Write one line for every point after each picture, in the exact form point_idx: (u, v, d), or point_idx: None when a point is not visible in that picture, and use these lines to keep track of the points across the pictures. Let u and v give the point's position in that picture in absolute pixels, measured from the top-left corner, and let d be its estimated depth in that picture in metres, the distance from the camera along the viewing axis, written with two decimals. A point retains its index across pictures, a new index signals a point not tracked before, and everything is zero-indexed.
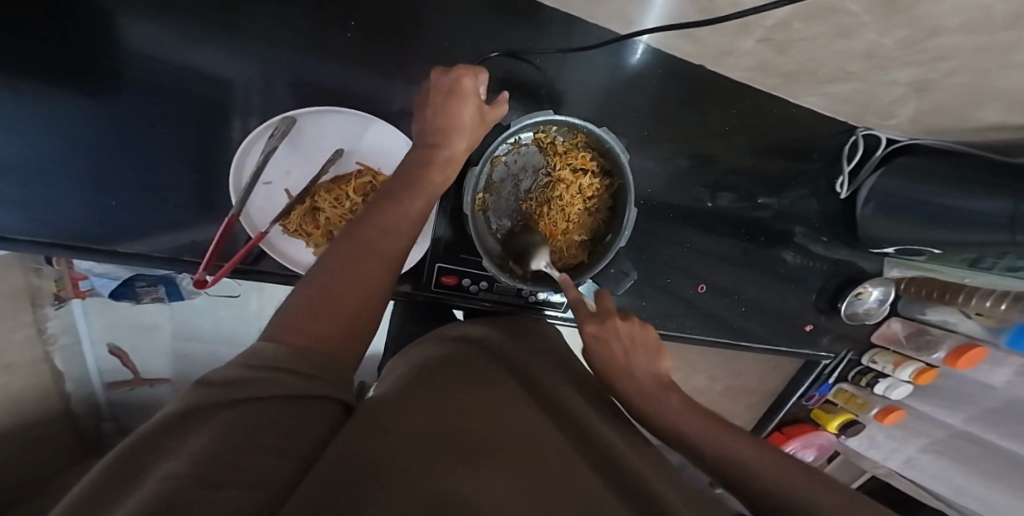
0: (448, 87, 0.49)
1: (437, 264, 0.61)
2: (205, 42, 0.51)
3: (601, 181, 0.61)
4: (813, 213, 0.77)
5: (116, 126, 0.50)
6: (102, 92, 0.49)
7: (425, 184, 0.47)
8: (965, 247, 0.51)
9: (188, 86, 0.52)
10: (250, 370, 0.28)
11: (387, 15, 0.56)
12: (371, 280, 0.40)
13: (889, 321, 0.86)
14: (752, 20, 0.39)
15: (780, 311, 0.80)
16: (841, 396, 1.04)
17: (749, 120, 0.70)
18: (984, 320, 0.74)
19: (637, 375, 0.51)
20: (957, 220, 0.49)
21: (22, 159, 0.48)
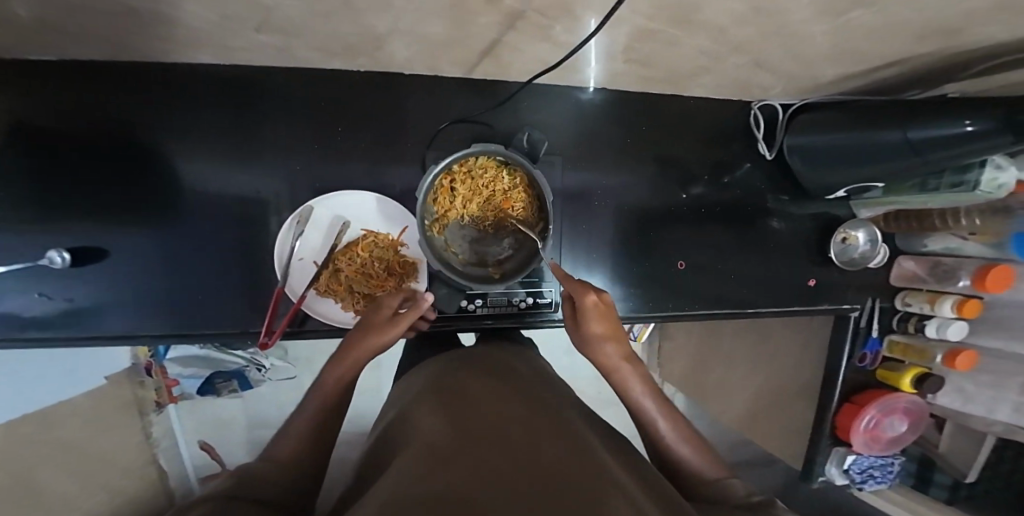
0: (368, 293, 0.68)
1: (437, 292, 0.73)
2: (230, 167, 0.66)
3: (463, 166, 0.64)
4: (782, 179, 0.80)
5: (178, 243, 0.65)
6: (166, 220, 0.64)
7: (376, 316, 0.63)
8: (892, 178, 0.54)
9: (229, 205, 0.67)
10: (261, 488, 0.37)
11: (368, 116, 0.69)
12: (332, 387, 0.55)
13: (900, 261, 0.88)
14: (607, 51, 0.49)
15: (777, 276, 0.82)
16: (897, 349, 0.90)
17: (693, 116, 0.77)
18: (982, 238, 0.72)
19: (607, 343, 0.58)
20: (867, 156, 0.52)
21: (118, 278, 0.63)
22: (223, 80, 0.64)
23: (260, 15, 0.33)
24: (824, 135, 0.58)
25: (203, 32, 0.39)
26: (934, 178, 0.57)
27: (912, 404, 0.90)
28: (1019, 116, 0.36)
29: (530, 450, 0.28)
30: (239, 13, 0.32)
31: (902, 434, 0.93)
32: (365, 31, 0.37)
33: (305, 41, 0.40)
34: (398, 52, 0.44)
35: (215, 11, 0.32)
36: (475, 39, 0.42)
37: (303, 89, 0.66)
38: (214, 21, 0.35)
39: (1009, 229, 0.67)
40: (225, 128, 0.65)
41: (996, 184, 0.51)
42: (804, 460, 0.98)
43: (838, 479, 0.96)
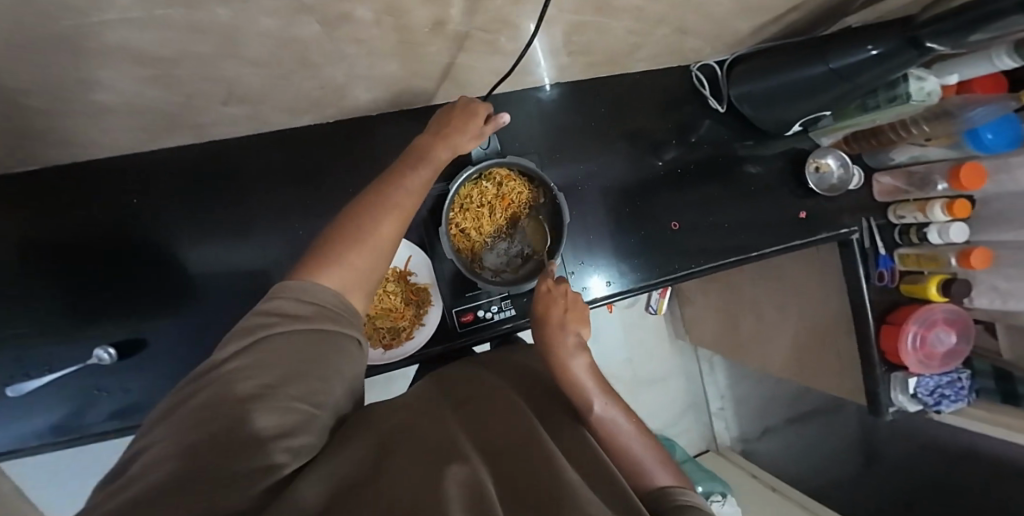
0: (462, 106, 0.57)
1: (455, 308, 0.70)
2: (221, 239, 0.66)
3: (457, 207, 0.68)
4: (745, 127, 0.84)
5: (189, 327, 0.65)
6: (173, 307, 0.65)
7: (433, 159, 0.53)
8: (829, 105, 0.61)
9: (231, 277, 0.66)
10: (258, 358, 0.36)
11: (342, 156, 0.69)
12: (378, 235, 0.47)
13: (877, 178, 0.91)
14: (551, 52, 0.54)
15: (769, 214, 0.84)
16: (909, 262, 0.91)
17: (646, 89, 0.81)
18: (939, 142, 0.74)
19: (570, 330, 0.56)
20: (806, 90, 0.59)
21: (142, 376, 0.64)
22: (197, 161, 0.64)
23: (232, 92, 0.38)
24: (760, 82, 0.65)
25: (187, 121, 0.44)
26: (871, 99, 0.63)
27: (950, 312, 0.89)
28: (917, 32, 0.44)
29: (529, 489, 0.28)
30: (213, 96, 0.37)
31: (954, 346, 0.91)
32: (326, 84, 0.42)
33: (273, 105, 0.45)
34: (360, 96, 0.49)
35: (191, 99, 0.37)
36: (426, 72, 0.48)
37: (277, 151, 0.67)
38: (191, 108, 0.40)
39: (958, 129, 0.70)
40: (211, 207, 0.65)
41: (923, 92, 0.57)
42: (869, 395, 0.95)
43: (910, 407, 0.92)
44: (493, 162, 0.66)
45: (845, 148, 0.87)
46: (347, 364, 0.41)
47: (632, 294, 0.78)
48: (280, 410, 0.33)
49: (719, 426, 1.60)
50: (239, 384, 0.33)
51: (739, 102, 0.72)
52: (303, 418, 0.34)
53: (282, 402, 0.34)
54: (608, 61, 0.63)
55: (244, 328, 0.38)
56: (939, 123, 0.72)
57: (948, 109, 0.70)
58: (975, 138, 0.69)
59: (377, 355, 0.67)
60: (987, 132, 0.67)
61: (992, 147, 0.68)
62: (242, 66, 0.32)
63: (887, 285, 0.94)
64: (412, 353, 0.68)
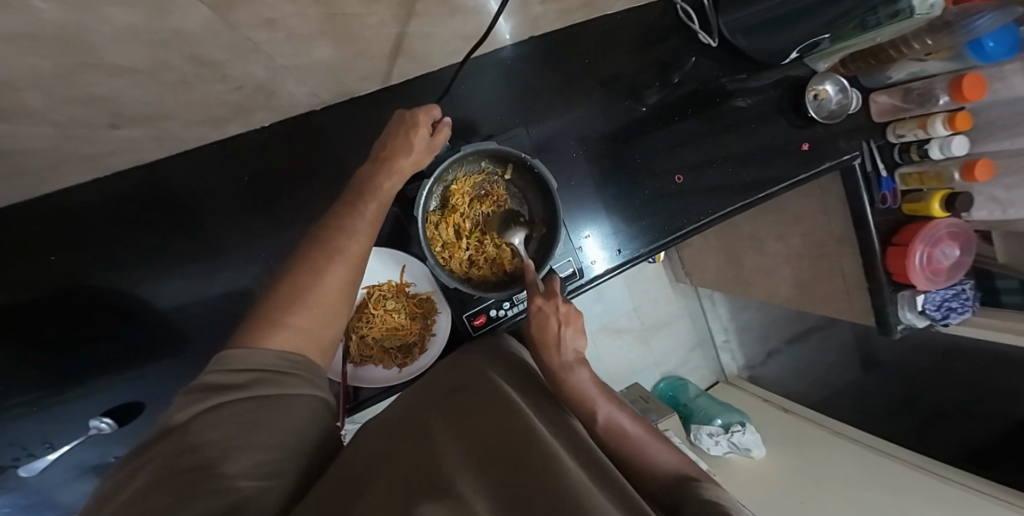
0: (397, 121, 0.51)
1: (463, 315, 0.62)
2: (190, 271, 0.60)
3: (435, 228, 0.59)
4: (730, 58, 0.77)
5: (185, 369, 0.61)
6: (157, 352, 0.60)
7: (381, 178, 0.47)
8: (828, 27, 0.54)
9: (214, 309, 0.61)
10: (205, 429, 0.32)
11: (299, 158, 0.63)
12: (328, 292, 0.42)
13: (873, 97, 0.84)
14: (514, 6, 0.46)
15: (766, 148, 0.78)
16: (911, 182, 0.86)
17: (618, 29, 0.73)
18: (939, 56, 0.67)
19: (568, 346, 0.51)
20: (800, 13, 0.52)
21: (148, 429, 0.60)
22: (133, 197, 0.57)
23: (119, 110, 0.31)
24: (755, 5, 0.58)
25: (83, 149, 0.37)
26: (870, 17, 0.52)
27: (953, 226, 0.87)
28: None
29: (514, 477, 0.29)
30: (93, 118, 0.31)
31: (959, 259, 0.89)
32: (244, 83, 0.36)
33: (183, 118, 0.38)
34: (294, 91, 0.42)
35: (68, 128, 0.30)
36: (366, 54, 0.41)
37: (219, 169, 0.60)
38: (73, 136, 0.33)
39: (959, 42, 0.62)
40: (163, 243, 0.59)
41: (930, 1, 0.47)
42: (878, 315, 0.94)
43: (918, 323, 0.93)
44: (450, 161, 0.56)
45: (842, 71, 0.80)
46: (304, 422, 0.38)
47: (641, 259, 0.73)
48: (226, 490, 0.28)
49: (727, 358, 1.60)
50: (186, 460, 0.30)
51: (730, 33, 0.65)
52: (257, 489, 0.29)
53: (227, 478, 0.29)
54: (586, 3, 0.55)
55: (186, 399, 0.35)
56: (939, 34, 0.64)
57: (947, 20, 0.62)
58: (977, 49, 0.61)
59: (393, 376, 0.60)
60: (989, 41, 0.60)
61: (994, 57, 0.61)
62: (112, 76, 0.26)
63: (888, 208, 0.90)
64: (429, 368, 0.61)
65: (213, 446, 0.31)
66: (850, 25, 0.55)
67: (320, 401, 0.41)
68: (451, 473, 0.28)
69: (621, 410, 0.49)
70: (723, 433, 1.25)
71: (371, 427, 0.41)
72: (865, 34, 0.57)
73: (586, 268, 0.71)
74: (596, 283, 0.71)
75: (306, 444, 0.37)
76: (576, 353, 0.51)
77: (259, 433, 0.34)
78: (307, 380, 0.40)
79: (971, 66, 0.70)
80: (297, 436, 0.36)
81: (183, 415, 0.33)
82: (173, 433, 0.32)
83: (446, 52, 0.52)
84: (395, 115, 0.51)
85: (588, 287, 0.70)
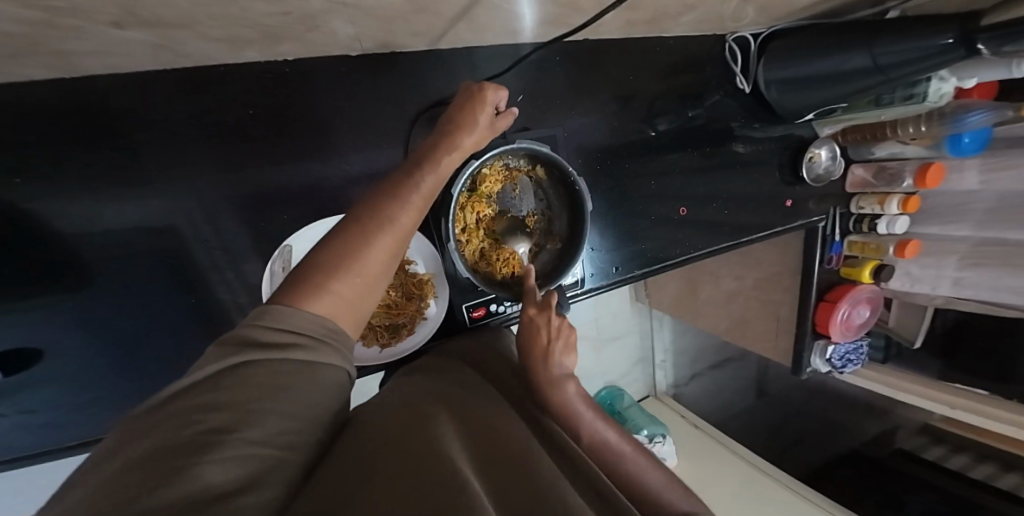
0: (468, 89, 0.48)
1: (464, 304, 0.60)
2: (140, 204, 0.50)
3: (460, 211, 0.57)
4: (741, 105, 0.80)
5: (109, 318, 0.51)
6: (72, 293, 0.48)
7: (445, 149, 0.44)
8: (854, 96, 0.59)
9: (162, 254, 0.52)
10: (225, 387, 0.27)
11: (298, 106, 0.55)
12: (375, 261, 0.37)
13: (850, 169, 0.91)
14: (594, 6, 0.44)
15: (755, 194, 0.83)
16: (855, 249, 0.96)
17: (649, 51, 0.73)
18: (922, 142, 0.77)
19: (557, 361, 0.49)
20: (836, 80, 0.56)
21: (43, 383, 0.49)
22: (70, 108, 0.45)
23: (138, 10, 0.23)
24: (799, 63, 0.60)
25: (58, 41, 0.28)
26: (887, 95, 0.62)
27: (872, 292, 0.99)
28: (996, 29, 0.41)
29: (521, 488, 0.28)
30: (104, 14, 0.23)
31: (868, 319, 1.02)
32: (294, 10, 0.29)
33: (202, 31, 0.31)
34: (338, 29, 0.36)
35: (57, 17, 0.22)
36: (439, 11, 0.36)
37: (196, 98, 0.50)
38: (58, 27, 0.25)
39: (944, 133, 0.72)
40: (104, 160, 0.47)
41: (941, 93, 0.57)
42: (793, 356, 1.07)
43: (822, 368, 1.06)
44: (503, 149, 0.53)
45: (837, 140, 0.88)
46: (327, 398, 0.32)
47: (634, 280, 0.75)
48: (246, 459, 0.23)
49: (660, 376, 1.55)
50: (195, 422, 0.24)
51: (764, 82, 0.68)
52: (267, 467, 0.24)
53: (245, 445, 0.24)
54: (649, 20, 0.53)
55: (214, 352, 0.29)
56: (928, 124, 0.73)
57: (945, 111, 0.71)
58: (952, 143, 0.73)
59: (372, 356, 0.55)
60: (966, 137, 0.71)
61: (966, 151, 0.72)
62: None
63: (831, 267, 0.99)
64: (415, 351, 0.57)
65: (232, 405, 0.26)
66: (869, 98, 0.63)
67: (342, 379, 0.35)
68: (490, 488, 0.27)
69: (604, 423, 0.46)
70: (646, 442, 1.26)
71: (372, 406, 0.39)
72: (875, 108, 0.66)
73: (586, 281, 0.71)
74: (589, 296, 0.72)
75: (325, 419, 0.32)
76: (564, 369, 0.49)
77: (284, 398, 0.28)
78: (338, 353, 0.35)
79: (936, 157, 0.81)
80: (316, 407, 0.31)
81: (202, 370, 0.27)
82: (182, 392, 0.26)
83: (502, 30, 0.48)
84: (460, 90, 0.49)
85: (580, 296, 0.71)
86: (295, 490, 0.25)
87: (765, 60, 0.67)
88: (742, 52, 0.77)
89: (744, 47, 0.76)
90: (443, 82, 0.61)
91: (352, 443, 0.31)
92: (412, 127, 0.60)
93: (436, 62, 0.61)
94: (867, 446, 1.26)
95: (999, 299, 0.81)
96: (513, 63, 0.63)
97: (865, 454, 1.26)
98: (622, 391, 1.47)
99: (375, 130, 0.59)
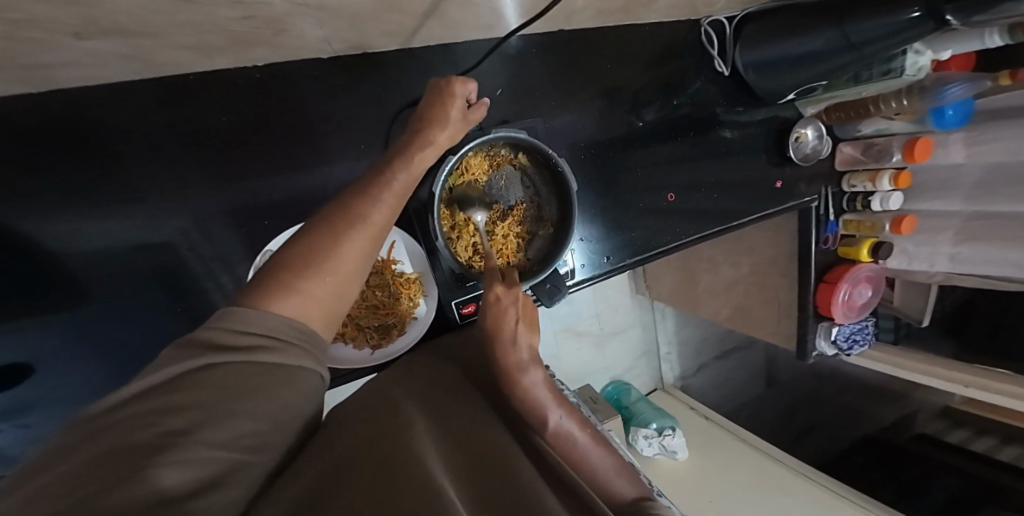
0: (437, 84, 0.49)
1: (454, 301, 0.61)
2: (128, 217, 0.50)
3: (449, 211, 0.58)
4: (724, 91, 0.80)
5: (103, 332, 0.51)
6: (65, 308, 0.49)
7: (417, 149, 0.45)
8: (833, 75, 0.59)
9: (152, 265, 0.52)
10: (189, 391, 0.27)
11: (279, 114, 0.55)
12: (346, 259, 0.38)
13: (838, 148, 0.91)
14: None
15: (745, 178, 0.83)
16: (851, 227, 0.95)
17: (629, 42, 0.73)
18: (906, 116, 0.77)
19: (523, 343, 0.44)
20: (813, 59, 0.56)
21: (38, 400, 0.49)
22: (50, 124, 0.46)
23: (96, 19, 0.24)
24: (776, 45, 0.61)
25: (26, 53, 0.29)
26: (865, 72, 0.62)
27: (871, 271, 0.98)
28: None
29: (497, 494, 0.28)
30: (60, 24, 0.24)
31: (869, 299, 1.02)
32: (257, 14, 0.30)
33: (167, 39, 0.32)
34: (307, 32, 0.37)
35: (16, 29, 0.23)
36: (405, 7, 0.37)
37: (176, 110, 0.51)
38: (21, 41, 0.25)
39: (926, 107, 0.73)
40: (90, 176, 0.48)
41: (917, 66, 0.58)
42: (797, 341, 1.06)
43: (827, 351, 1.05)
44: (480, 141, 0.54)
45: (821, 120, 0.88)
46: (302, 399, 0.32)
47: (626, 269, 0.75)
48: (207, 459, 0.23)
49: (666, 368, 1.54)
50: (154, 427, 0.24)
51: (743, 65, 0.68)
52: (229, 468, 0.24)
53: (206, 447, 0.24)
54: (622, 8, 0.53)
55: (179, 355, 0.29)
56: (910, 98, 0.73)
57: (924, 85, 0.71)
58: (935, 116, 0.73)
59: (362, 358, 0.56)
60: (949, 109, 0.72)
61: (949, 124, 0.73)
62: None
63: (828, 248, 0.99)
64: (406, 351, 0.58)
65: (195, 408, 0.26)
66: (847, 75, 0.63)
67: (318, 381, 0.35)
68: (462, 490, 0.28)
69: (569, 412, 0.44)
70: (656, 436, 1.25)
71: (344, 410, 0.38)
72: (855, 85, 0.66)
73: (578, 272, 0.72)
74: (582, 286, 0.72)
75: (299, 423, 0.32)
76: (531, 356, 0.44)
77: (253, 399, 0.29)
78: (311, 354, 0.35)
79: (923, 131, 0.81)
80: (286, 409, 0.31)
81: (163, 373, 0.27)
82: (142, 396, 0.26)
83: (475, 25, 0.49)
84: (427, 87, 0.49)
85: (574, 286, 0.71)
86: (258, 494, 0.25)
87: (745, 44, 0.67)
88: (722, 37, 0.77)
89: (724, 32, 0.76)
90: (423, 81, 0.62)
91: (321, 445, 0.30)
92: (393, 128, 0.61)
93: (415, 63, 0.61)
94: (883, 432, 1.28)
95: (996, 272, 0.80)
96: (492, 59, 0.64)
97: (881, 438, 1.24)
98: (627, 385, 1.46)
99: (358, 135, 0.60)
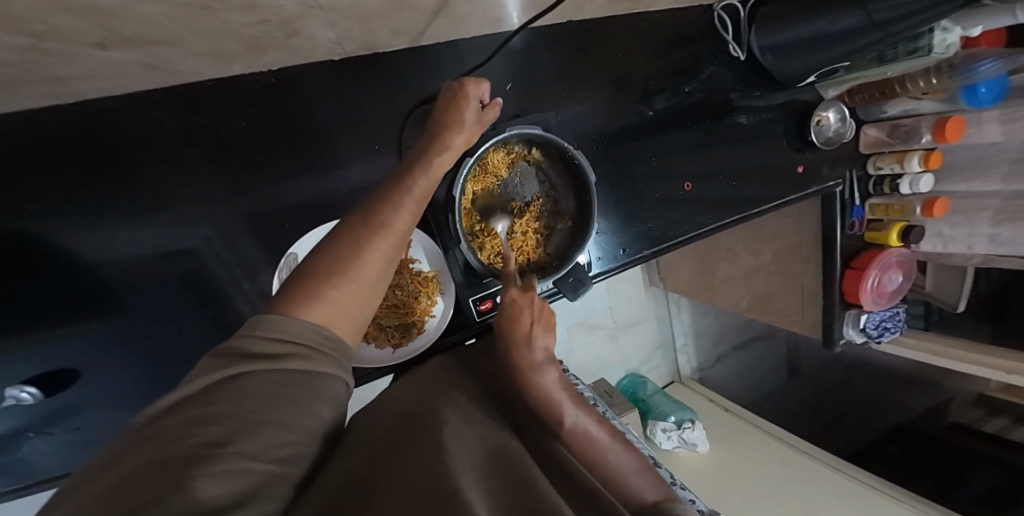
0: (451, 85, 0.49)
1: (470, 298, 0.62)
2: (155, 223, 0.52)
3: (468, 211, 0.58)
4: (739, 74, 0.78)
5: (137, 335, 0.54)
6: (101, 315, 0.52)
7: (432, 154, 0.45)
8: (855, 54, 0.56)
9: (179, 270, 0.54)
10: (222, 401, 0.27)
11: (293, 117, 0.56)
12: (369, 266, 0.39)
13: (862, 131, 0.87)
14: None
15: (763, 164, 0.81)
16: (878, 212, 0.92)
17: (638, 29, 0.72)
18: (935, 96, 0.75)
19: (539, 345, 0.48)
20: (834, 38, 0.54)
21: (81, 400, 0.52)
22: (82, 139, 0.48)
23: (117, 30, 0.25)
24: (794, 24, 0.58)
25: (54, 66, 0.30)
26: (891, 51, 0.60)
27: (901, 256, 0.95)
28: None
29: (513, 485, 0.29)
30: (83, 36, 0.25)
31: (900, 285, 0.98)
32: (270, 17, 0.31)
33: (184, 46, 0.33)
34: (318, 33, 0.38)
35: (45, 42, 0.24)
36: (412, 4, 0.37)
37: (196, 118, 0.52)
38: (49, 54, 0.26)
39: (957, 85, 0.70)
40: (119, 186, 0.50)
41: (946, 43, 0.55)
42: (823, 329, 1.03)
43: (856, 339, 1.02)
44: (495, 139, 0.54)
45: (844, 102, 0.85)
46: (326, 406, 0.33)
47: (642, 260, 0.74)
48: (242, 471, 0.24)
49: (683, 360, 1.52)
50: (192, 437, 0.24)
51: (761, 48, 0.66)
52: (261, 480, 0.25)
53: (240, 457, 0.25)
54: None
55: (213, 364, 0.30)
56: (939, 76, 0.71)
57: (955, 63, 0.69)
58: (968, 95, 0.70)
59: (385, 356, 0.57)
60: (982, 86, 0.68)
61: (983, 101, 0.69)
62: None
63: (854, 234, 0.95)
64: (427, 349, 0.58)
65: (229, 417, 0.27)
66: (871, 55, 0.60)
67: (341, 387, 0.36)
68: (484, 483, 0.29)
69: (585, 411, 0.45)
70: (675, 428, 1.24)
71: (369, 419, 0.39)
72: (881, 65, 0.64)
73: (595, 264, 0.71)
74: (600, 278, 0.72)
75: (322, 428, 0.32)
76: (545, 352, 0.48)
77: (281, 408, 0.29)
78: (335, 361, 0.36)
79: (955, 109, 0.77)
80: (313, 417, 0.31)
81: (196, 383, 0.28)
82: (178, 406, 0.27)
83: (484, 19, 0.49)
84: (441, 88, 0.50)
85: (593, 278, 0.71)
86: (289, 505, 0.26)
87: (761, 24, 0.65)
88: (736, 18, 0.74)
89: (739, 13, 0.74)
90: (432, 80, 0.62)
91: (345, 456, 0.31)
92: (405, 129, 0.61)
93: (424, 62, 0.62)
94: (918, 421, 1.21)
95: None
96: (500, 54, 0.64)
97: (913, 428, 1.20)
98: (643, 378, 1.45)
99: (371, 136, 0.61)
